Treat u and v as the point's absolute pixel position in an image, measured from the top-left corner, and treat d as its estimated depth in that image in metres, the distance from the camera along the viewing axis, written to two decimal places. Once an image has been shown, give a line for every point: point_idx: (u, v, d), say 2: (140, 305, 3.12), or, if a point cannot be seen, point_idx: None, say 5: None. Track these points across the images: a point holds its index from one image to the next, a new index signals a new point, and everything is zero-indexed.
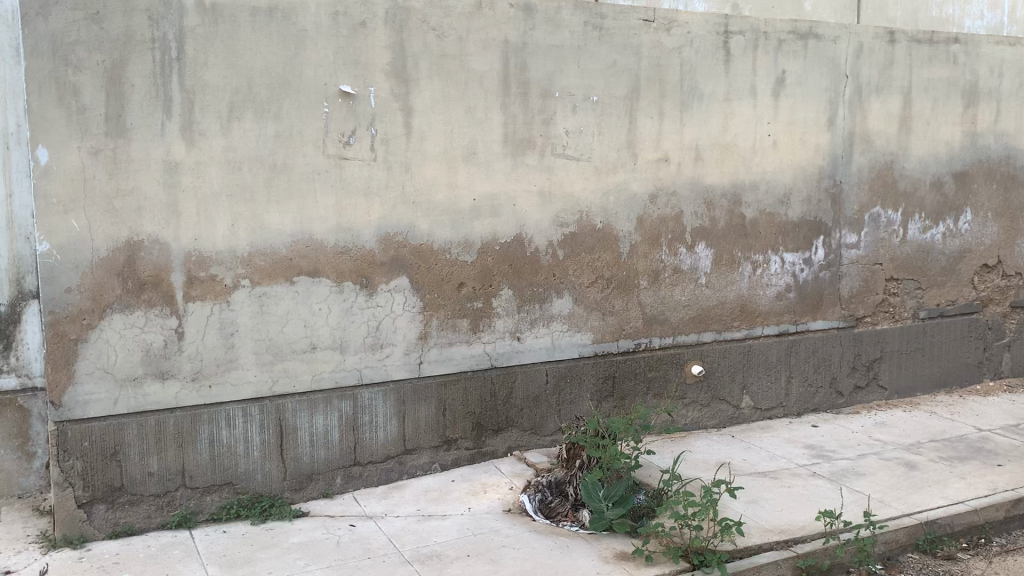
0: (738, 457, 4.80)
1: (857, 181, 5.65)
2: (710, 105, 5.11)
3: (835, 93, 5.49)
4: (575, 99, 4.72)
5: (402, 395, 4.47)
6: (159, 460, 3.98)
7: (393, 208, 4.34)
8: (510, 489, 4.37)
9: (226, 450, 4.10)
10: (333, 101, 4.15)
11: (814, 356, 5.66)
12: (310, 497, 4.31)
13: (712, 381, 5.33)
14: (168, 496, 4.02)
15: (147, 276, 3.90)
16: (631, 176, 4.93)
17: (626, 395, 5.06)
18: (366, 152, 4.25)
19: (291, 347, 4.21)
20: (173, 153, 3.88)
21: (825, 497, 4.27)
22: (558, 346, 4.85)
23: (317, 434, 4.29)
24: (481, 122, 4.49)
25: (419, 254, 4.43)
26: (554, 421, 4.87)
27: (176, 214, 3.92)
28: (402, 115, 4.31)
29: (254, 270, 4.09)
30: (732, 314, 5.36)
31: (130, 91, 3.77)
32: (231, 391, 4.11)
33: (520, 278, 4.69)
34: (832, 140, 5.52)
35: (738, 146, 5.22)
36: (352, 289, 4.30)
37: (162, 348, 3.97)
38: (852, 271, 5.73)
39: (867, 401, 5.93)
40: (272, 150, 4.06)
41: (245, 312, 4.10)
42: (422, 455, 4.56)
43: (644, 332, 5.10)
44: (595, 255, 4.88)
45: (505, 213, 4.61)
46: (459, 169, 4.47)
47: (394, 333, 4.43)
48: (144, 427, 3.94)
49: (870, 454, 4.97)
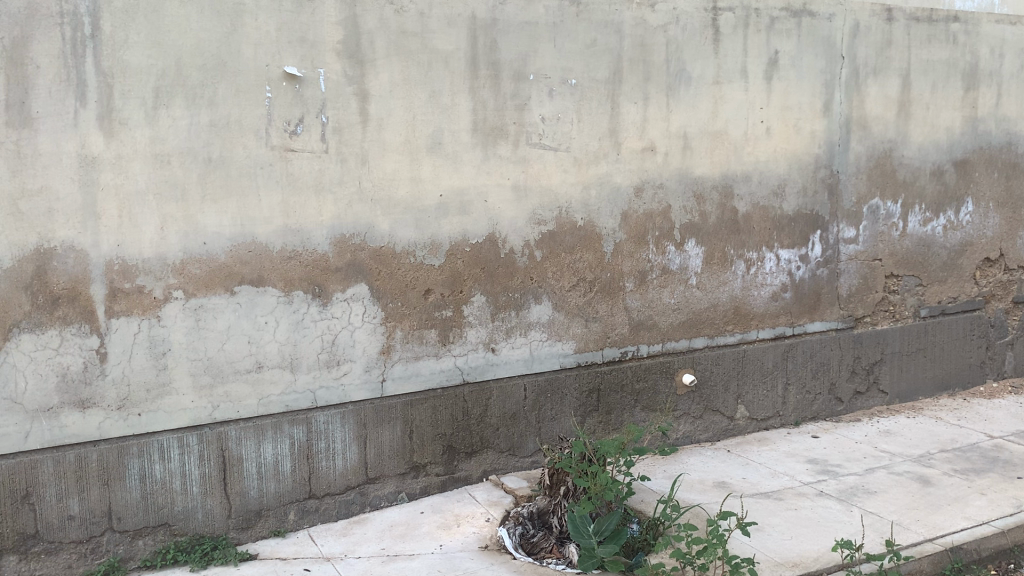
0: (737, 476, 4.36)
1: (854, 171, 5.23)
2: (698, 89, 4.65)
3: (831, 75, 5.06)
4: (552, 83, 4.24)
5: (362, 417, 3.96)
6: (81, 501, 3.45)
7: (349, 206, 3.83)
8: (486, 521, 3.89)
9: (160, 486, 3.58)
10: (276, 85, 3.64)
11: (812, 360, 5.23)
12: (259, 536, 3.79)
13: (705, 391, 4.88)
14: (92, 542, 3.48)
15: (62, 289, 3.36)
16: (613, 168, 4.46)
17: (613, 409, 4.60)
18: (316, 143, 3.74)
19: (233, 368, 3.69)
20: (89, 146, 3.34)
21: (838, 522, 3.83)
22: (537, 357, 4.38)
23: (266, 465, 3.77)
24: (446, 108, 4.00)
25: (379, 257, 3.92)
26: (534, 441, 4.39)
27: (94, 216, 3.38)
28: (356, 100, 3.80)
29: (188, 279, 3.56)
30: (724, 318, 4.92)
31: (35, 73, 3.23)
32: (164, 420, 3.58)
33: (493, 283, 4.20)
34: (828, 126, 5.10)
35: (729, 133, 4.78)
36: (303, 299, 3.79)
37: (82, 373, 3.43)
38: (850, 268, 5.32)
39: (868, 407, 5.52)
40: (208, 142, 3.53)
41: (178, 328, 3.57)
42: (386, 484, 4.06)
43: (631, 340, 4.64)
44: (575, 257, 4.41)
45: (475, 211, 4.12)
46: (423, 162, 3.97)
47: (352, 347, 3.93)
48: (61, 464, 3.40)
49: (879, 468, 4.55)
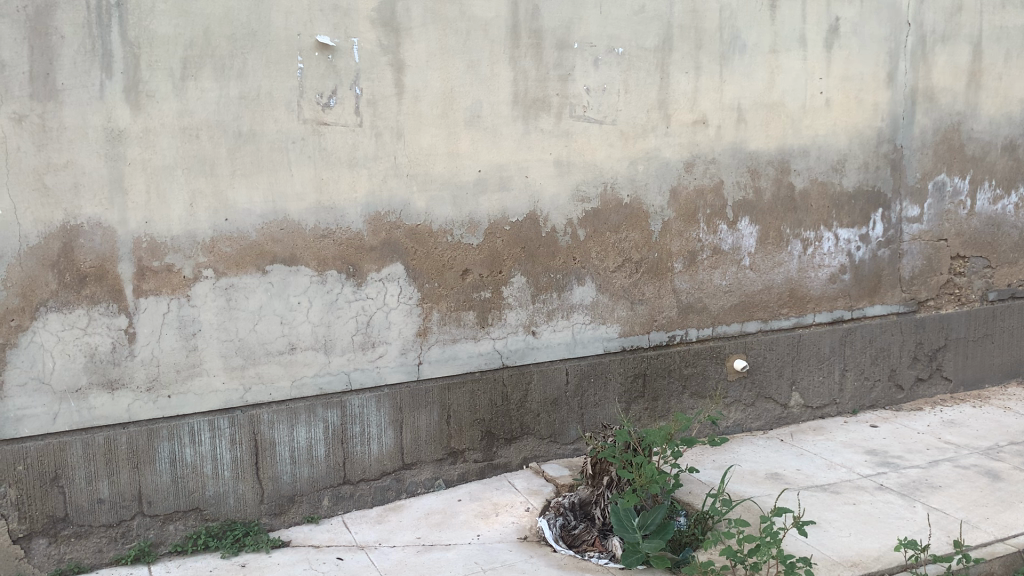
0: (790, 468, 4.14)
1: (919, 146, 4.92)
2: (753, 58, 4.40)
3: (896, 43, 4.75)
4: (597, 52, 4.03)
5: (398, 401, 3.82)
6: (110, 485, 3.36)
7: (383, 182, 3.68)
8: (526, 510, 3.73)
9: (190, 470, 3.48)
10: (308, 55, 3.48)
11: (871, 346, 4.97)
12: (292, 522, 3.68)
13: (757, 377, 4.65)
14: (122, 527, 3.40)
15: (89, 267, 3.27)
16: (662, 142, 4.24)
17: (660, 395, 4.40)
18: (350, 116, 3.59)
19: (265, 349, 3.57)
20: (116, 119, 3.23)
21: (899, 519, 3.59)
22: (580, 340, 4.19)
23: (299, 450, 3.66)
24: (486, 79, 3.81)
25: (415, 236, 3.77)
26: (576, 428, 4.22)
27: (122, 191, 3.27)
28: (391, 71, 3.63)
29: (218, 258, 3.44)
30: (779, 301, 4.68)
31: (59, 44, 3.12)
32: (195, 402, 3.48)
33: (534, 263, 4.03)
34: (892, 98, 4.80)
35: (786, 105, 4.51)
36: (336, 278, 3.65)
37: (110, 353, 3.34)
38: (913, 249, 5.03)
39: (931, 395, 5.23)
40: (237, 115, 3.40)
41: (209, 308, 3.46)
42: (423, 470, 3.92)
43: (679, 324, 4.43)
44: (621, 236, 4.20)
45: (516, 186, 3.94)
46: (461, 136, 3.80)
47: (388, 329, 3.79)
48: (90, 446, 3.31)
49: (943, 461, 4.28)
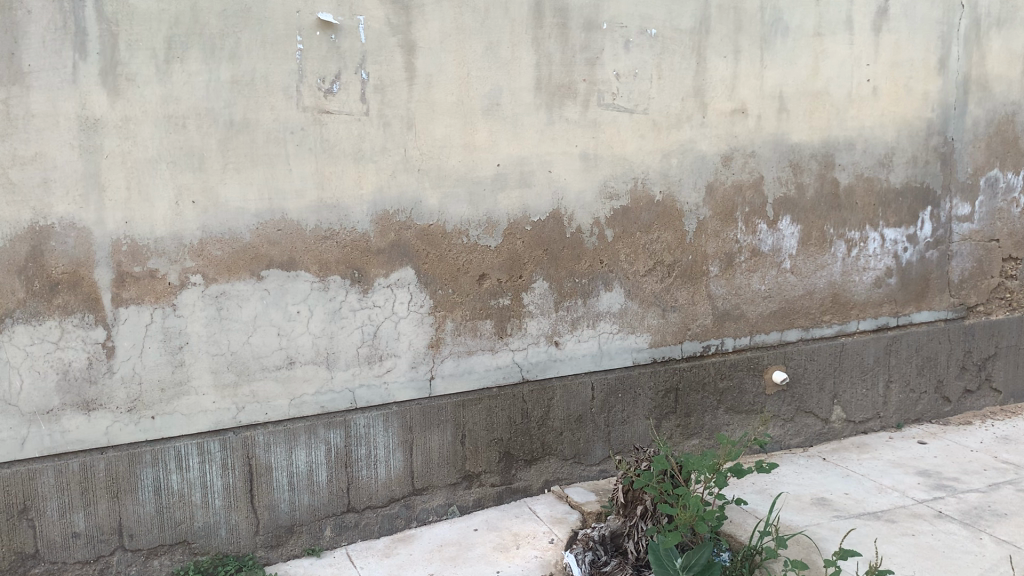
0: (837, 492, 3.78)
1: (972, 139, 4.53)
2: (796, 41, 4.01)
3: (948, 27, 4.36)
4: (628, 33, 3.65)
5: (408, 421, 3.46)
6: (87, 517, 3.00)
7: (392, 177, 3.30)
8: (550, 543, 3.36)
9: (177, 499, 3.12)
10: (309, 34, 3.10)
11: (918, 355, 4.59)
12: (291, 555, 3.32)
13: (797, 390, 4.28)
14: (101, 563, 3.05)
15: (62, 273, 2.90)
16: (698, 133, 3.86)
17: (693, 411, 4.03)
18: (355, 104, 3.21)
19: (260, 364, 3.20)
20: (91, 106, 2.85)
21: (968, 554, 3.22)
22: (607, 352, 3.83)
23: (299, 475, 3.29)
24: (506, 62, 3.43)
25: (427, 237, 3.39)
26: (602, 448, 3.85)
27: (98, 187, 2.90)
28: (401, 53, 3.25)
29: (207, 262, 3.07)
30: (821, 307, 4.31)
31: (26, 19, 2.75)
32: (182, 423, 3.11)
33: (558, 267, 3.65)
34: (943, 87, 4.41)
35: (831, 94, 4.14)
36: (340, 285, 3.28)
37: (86, 370, 2.97)
38: (963, 250, 4.65)
39: (979, 408, 4.85)
40: (229, 102, 3.02)
41: (197, 318, 3.09)
42: (435, 496, 3.56)
43: (714, 332, 4.05)
44: (653, 237, 3.83)
45: (538, 182, 3.56)
46: (478, 126, 3.43)
47: (397, 340, 3.42)
48: (63, 474, 2.95)
49: (1004, 484, 3.90)
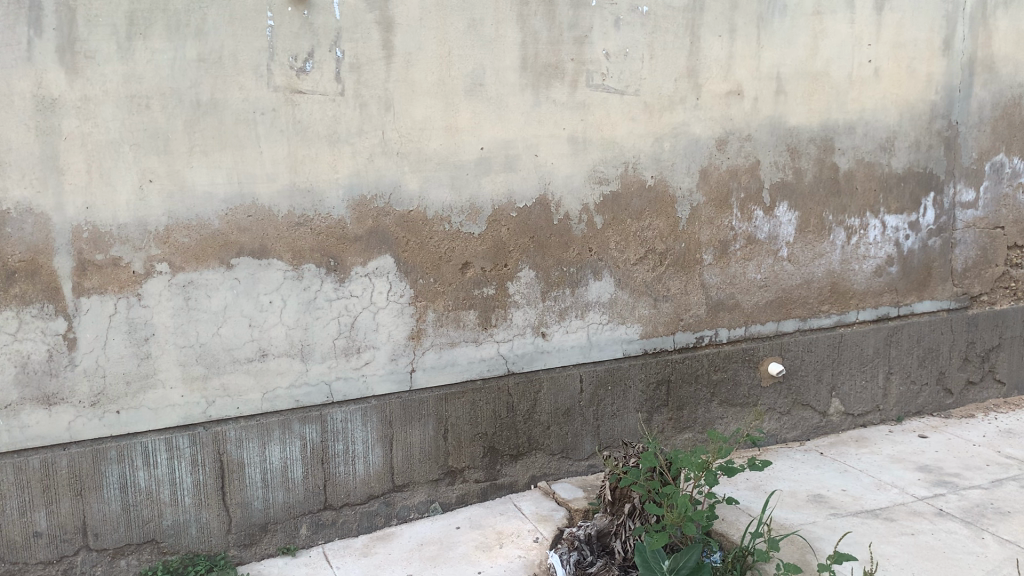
0: (835, 489, 3.65)
1: (977, 122, 4.36)
2: (794, 20, 3.85)
3: (953, 5, 4.19)
4: (618, 10, 3.49)
5: (387, 415, 3.32)
6: (48, 516, 2.87)
7: (369, 160, 3.15)
8: (535, 541, 3.22)
9: (145, 497, 2.99)
10: (280, 10, 2.95)
11: (919, 346, 4.45)
12: (265, 554, 3.20)
13: (793, 382, 4.15)
14: (64, 563, 2.92)
15: (18, 261, 2.76)
16: (691, 116, 3.71)
17: (685, 404, 3.89)
18: (329, 83, 3.06)
19: (231, 356, 3.06)
20: (48, 85, 2.71)
21: (970, 555, 3.08)
22: (597, 343, 3.68)
23: (273, 472, 3.16)
24: (490, 41, 3.28)
25: (407, 224, 3.25)
26: (591, 442, 3.72)
27: (56, 170, 2.76)
28: (378, 30, 3.09)
29: (174, 250, 2.93)
30: (819, 296, 4.16)
31: None
32: (149, 418, 2.98)
33: (545, 256, 3.51)
34: (947, 68, 4.24)
35: (831, 75, 3.98)
36: (314, 273, 3.14)
37: (46, 362, 2.83)
38: (966, 238, 4.49)
39: (982, 400, 4.71)
40: (196, 82, 2.87)
41: (164, 309, 2.95)
42: (416, 493, 3.43)
43: (708, 323, 3.91)
44: (644, 224, 3.68)
45: (523, 166, 3.41)
46: (460, 108, 3.27)
47: (375, 331, 3.28)
48: (23, 472, 2.82)
49: (1009, 480, 3.76)
